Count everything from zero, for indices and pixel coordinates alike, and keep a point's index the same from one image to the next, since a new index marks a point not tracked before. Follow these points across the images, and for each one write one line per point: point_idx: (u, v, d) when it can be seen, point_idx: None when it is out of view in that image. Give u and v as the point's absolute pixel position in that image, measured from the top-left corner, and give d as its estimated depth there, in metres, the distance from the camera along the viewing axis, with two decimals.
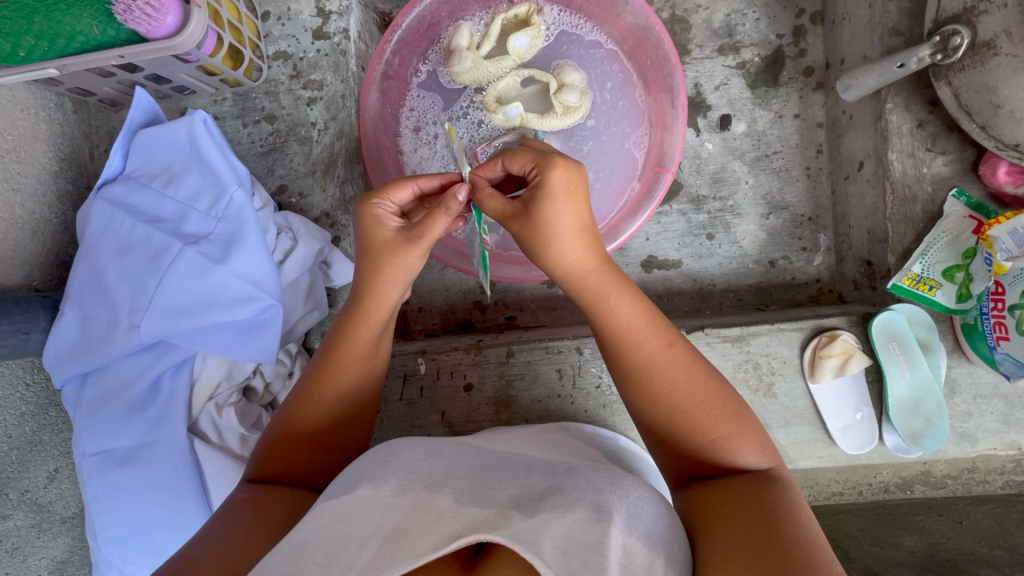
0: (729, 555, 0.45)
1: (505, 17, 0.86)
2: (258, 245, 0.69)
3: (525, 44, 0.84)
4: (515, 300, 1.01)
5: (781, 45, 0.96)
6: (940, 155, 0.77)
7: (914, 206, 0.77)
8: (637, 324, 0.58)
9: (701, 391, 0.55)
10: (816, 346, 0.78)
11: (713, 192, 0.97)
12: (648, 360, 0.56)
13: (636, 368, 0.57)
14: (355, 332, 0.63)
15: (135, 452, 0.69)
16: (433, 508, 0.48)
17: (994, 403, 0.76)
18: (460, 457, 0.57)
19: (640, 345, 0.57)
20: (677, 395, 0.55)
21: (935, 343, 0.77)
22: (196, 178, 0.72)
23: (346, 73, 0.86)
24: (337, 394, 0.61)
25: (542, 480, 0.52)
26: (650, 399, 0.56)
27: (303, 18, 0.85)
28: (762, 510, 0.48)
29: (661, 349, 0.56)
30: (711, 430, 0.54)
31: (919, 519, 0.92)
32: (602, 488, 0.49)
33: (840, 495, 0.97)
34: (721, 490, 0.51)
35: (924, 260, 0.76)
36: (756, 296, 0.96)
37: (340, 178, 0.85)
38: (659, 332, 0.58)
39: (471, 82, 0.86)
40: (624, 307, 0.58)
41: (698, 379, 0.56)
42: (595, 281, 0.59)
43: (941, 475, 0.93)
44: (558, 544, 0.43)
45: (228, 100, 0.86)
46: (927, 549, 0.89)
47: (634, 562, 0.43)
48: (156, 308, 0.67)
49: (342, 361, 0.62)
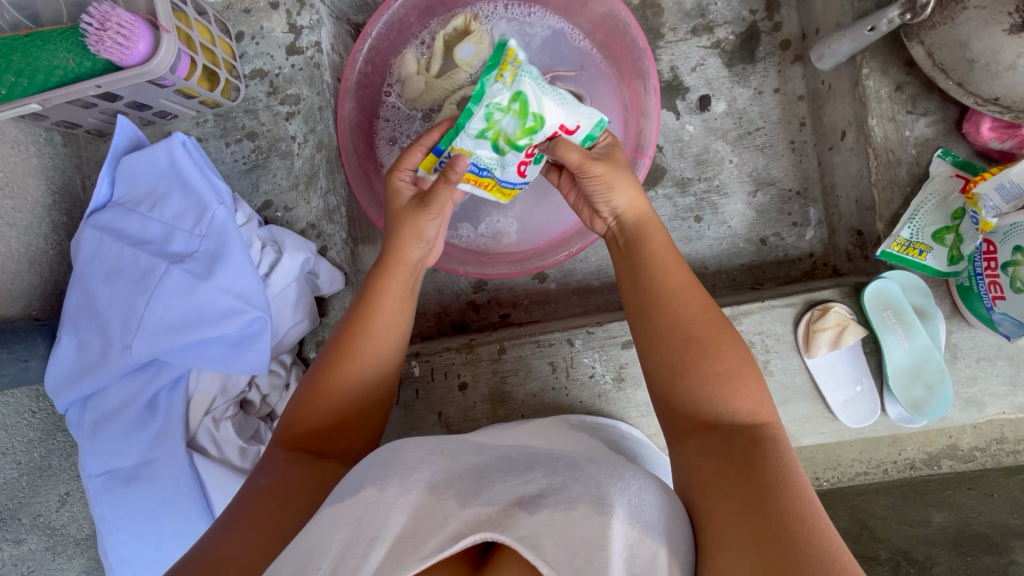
0: (728, 533, 0.45)
1: (446, 33, 0.85)
2: (242, 259, 0.70)
3: (471, 52, 0.84)
4: (508, 297, 1.01)
5: (755, 21, 0.95)
6: (921, 116, 0.75)
7: (899, 169, 0.75)
8: (656, 279, 0.62)
9: (727, 348, 0.57)
10: (809, 320, 0.76)
11: (698, 174, 0.96)
12: (661, 303, 0.61)
13: (659, 316, 0.60)
14: (381, 300, 0.67)
15: (138, 470, 0.71)
16: (439, 510, 0.47)
17: (999, 366, 0.75)
18: (463, 455, 0.58)
19: (664, 297, 0.61)
20: (681, 333, 0.58)
21: (932, 308, 0.74)
22: (179, 198, 0.73)
23: (321, 85, 0.87)
24: (358, 373, 0.63)
25: (544, 476, 0.51)
26: (653, 334, 0.60)
27: (276, 35, 0.87)
28: (755, 458, 0.49)
29: (679, 298, 0.61)
30: (714, 366, 0.55)
31: (948, 494, 0.94)
32: (602, 480, 0.48)
33: (865, 475, 1.02)
34: (717, 443, 0.52)
35: (912, 225, 0.74)
36: (748, 275, 0.95)
37: (322, 189, 0.86)
38: (692, 292, 0.61)
39: (429, 103, 0.86)
40: (655, 269, 0.63)
41: (713, 330, 0.58)
42: (636, 249, 0.66)
43: (969, 449, 0.99)
44: (561, 543, 0.43)
45: (209, 121, 0.88)
46: (957, 525, 0.87)
47: (637, 554, 0.43)
48: (146, 328, 0.68)
49: (375, 334, 0.65)
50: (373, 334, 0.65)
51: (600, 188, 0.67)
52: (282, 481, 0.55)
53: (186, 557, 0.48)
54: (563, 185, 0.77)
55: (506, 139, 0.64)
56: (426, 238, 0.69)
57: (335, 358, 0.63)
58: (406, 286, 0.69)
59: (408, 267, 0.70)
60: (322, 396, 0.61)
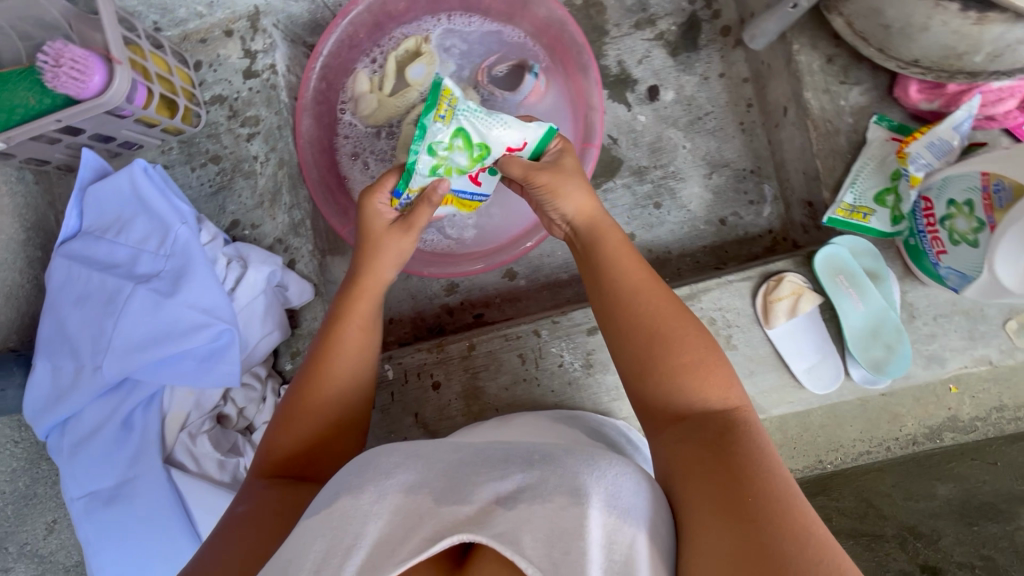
0: (703, 520, 0.46)
1: (396, 54, 0.90)
2: (205, 274, 0.73)
3: (421, 72, 0.89)
4: (480, 297, 1.03)
5: (694, 11, 0.98)
6: (854, 85, 0.77)
7: (838, 138, 0.77)
8: (621, 276, 0.63)
9: (696, 339, 0.57)
10: (766, 291, 0.78)
11: (653, 161, 0.98)
12: (621, 303, 0.61)
13: (622, 314, 0.61)
14: (350, 316, 0.68)
15: (119, 489, 0.72)
16: (416, 511, 0.49)
17: (956, 320, 0.76)
18: (439, 454, 0.56)
19: (627, 291, 0.61)
20: (644, 328, 0.59)
21: (883, 270, 0.76)
22: (143, 221, 0.76)
23: (278, 105, 0.90)
24: (331, 392, 0.64)
25: (522, 471, 0.51)
26: (616, 332, 0.61)
27: (233, 61, 0.90)
28: (720, 445, 0.50)
29: (639, 291, 0.61)
30: (680, 357, 0.56)
31: (951, 467, 0.88)
32: (579, 471, 0.49)
33: (868, 455, 0.89)
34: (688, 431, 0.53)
35: (854, 190, 0.76)
36: (711, 255, 0.97)
37: (287, 205, 0.89)
38: (654, 287, 0.62)
39: (384, 121, 0.91)
40: (614, 265, 0.64)
41: (679, 322, 0.58)
42: (592, 247, 0.66)
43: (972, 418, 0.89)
44: (540, 537, 0.44)
45: (174, 149, 0.91)
46: (962, 496, 0.88)
47: (617, 540, 0.44)
48: (115, 348, 0.70)
49: (342, 352, 0.65)
50: (341, 352, 0.65)
51: (546, 196, 0.67)
52: (261, 507, 0.56)
53: None
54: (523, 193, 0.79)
55: (458, 169, 0.67)
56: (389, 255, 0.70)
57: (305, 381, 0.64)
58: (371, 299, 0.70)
59: (373, 281, 0.70)
60: (300, 416, 0.62)
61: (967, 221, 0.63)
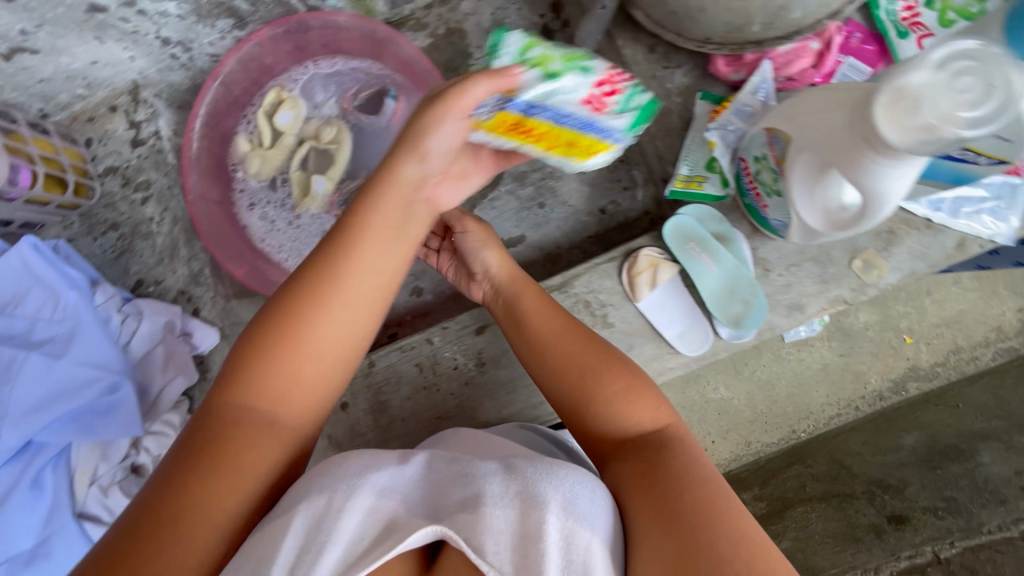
0: (652, 527, 0.54)
1: (263, 110, 0.97)
2: (97, 333, 0.79)
3: (289, 119, 0.97)
4: (392, 318, 1.07)
5: (546, 24, 1.05)
6: (677, 68, 0.84)
7: (671, 118, 0.83)
8: (541, 327, 0.70)
9: (619, 369, 0.66)
10: (628, 268, 0.82)
11: (531, 166, 1.04)
12: (545, 351, 0.69)
13: (550, 357, 0.68)
14: (324, 299, 0.57)
15: (36, 551, 0.74)
16: (394, 519, 0.53)
17: (807, 267, 0.80)
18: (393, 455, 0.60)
19: (548, 344, 0.69)
20: (571, 365, 0.67)
21: (729, 230, 0.81)
22: (37, 291, 0.80)
23: (166, 167, 0.97)
24: (267, 415, 0.57)
25: (489, 476, 0.56)
26: (545, 372, 0.68)
27: (120, 134, 0.97)
28: (654, 461, 0.59)
29: (559, 334, 0.69)
30: (609, 388, 0.64)
31: (918, 415, 1.09)
32: (541, 480, 0.54)
33: (840, 416, 1.12)
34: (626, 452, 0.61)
35: (688, 161, 0.81)
36: (597, 244, 1.02)
37: (185, 258, 0.95)
38: (571, 334, 0.69)
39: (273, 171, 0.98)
40: (534, 318, 0.71)
41: (599, 360, 0.66)
42: (513, 303, 0.73)
43: (932, 368, 1.11)
44: (508, 544, 0.50)
45: (75, 222, 0.97)
46: (927, 442, 1.05)
47: (574, 541, 0.50)
48: (13, 414, 0.73)
49: (278, 369, 0.57)
50: (286, 371, 0.57)
51: (476, 247, 0.77)
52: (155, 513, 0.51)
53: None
54: (443, 263, 0.84)
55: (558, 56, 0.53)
56: (425, 148, 0.55)
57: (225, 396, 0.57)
58: (374, 261, 0.58)
59: (380, 216, 0.57)
60: (217, 457, 0.54)
61: (769, 173, 0.69)
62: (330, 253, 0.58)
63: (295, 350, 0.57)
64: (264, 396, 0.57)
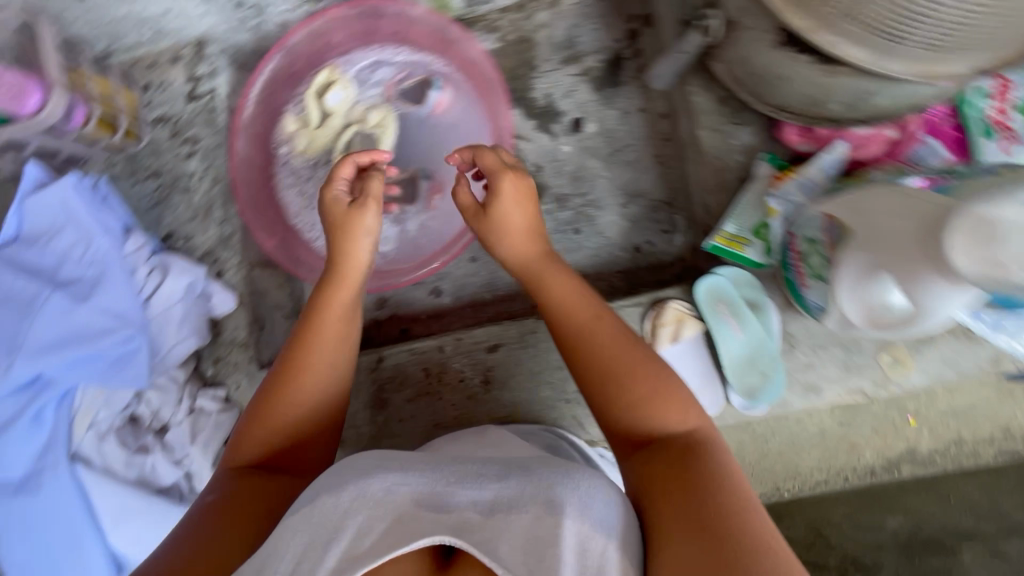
0: (680, 545, 0.51)
1: (312, 88, 0.97)
2: (124, 283, 0.80)
3: (339, 98, 0.97)
4: (408, 313, 1.07)
5: (619, 50, 1.04)
6: (744, 126, 0.82)
7: (727, 175, 0.82)
8: (571, 317, 0.67)
9: (641, 360, 0.63)
10: (651, 317, 0.81)
11: (575, 190, 1.04)
12: (585, 335, 0.65)
13: (584, 345, 0.65)
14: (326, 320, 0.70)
15: (25, 482, 0.76)
16: (413, 525, 0.53)
17: (832, 351, 0.79)
18: (412, 459, 0.62)
19: (598, 346, 0.64)
20: (603, 354, 0.63)
21: (762, 300, 0.80)
22: (71, 231, 0.81)
23: (218, 127, 0.97)
24: (307, 395, 0.68)
25: (516, 484, 0.57)
26: (580, 354, 0.65)
27: (177, 86, 0.97)
28: (687, 464, 0.57)
29: (590, 318, 0.66)
30: (636, 394, 0.61)
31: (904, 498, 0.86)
32: (554, 482, 0.56)
33: (826, 485, 0.84)
34: (663, 462, 0.58)
35: (734, 220, 0.79)
36: (624, 281, 1.01)
37: (218, 219, 0.95)
38: (625, 343, 0.64)
39: (318, 151, 0.98)
40: (555, 303, 0.68)
41: (609, 342, 0.64)
42: (535, 286, 0.70)
43: (929, 452, 0.83)
44: (517, 544, 0.52)
45: (119, 164, 0.97)
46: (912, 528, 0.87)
47: (589, 547, 0.51)
48: (27, 348, 0.74)
49: (303, 378, 0.68)
50: (297, 382, 0.68)
51: (492, 233, 0.73)
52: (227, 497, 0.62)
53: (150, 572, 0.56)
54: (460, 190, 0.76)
55: None
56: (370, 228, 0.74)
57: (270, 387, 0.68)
58: (337, 323, 0.71)
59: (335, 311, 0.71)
60: (289, 401, 0.67)
61: (820, 256, 0.67)
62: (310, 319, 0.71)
63: (309, 364, 0.68)
64: (274, 389, 0.68)
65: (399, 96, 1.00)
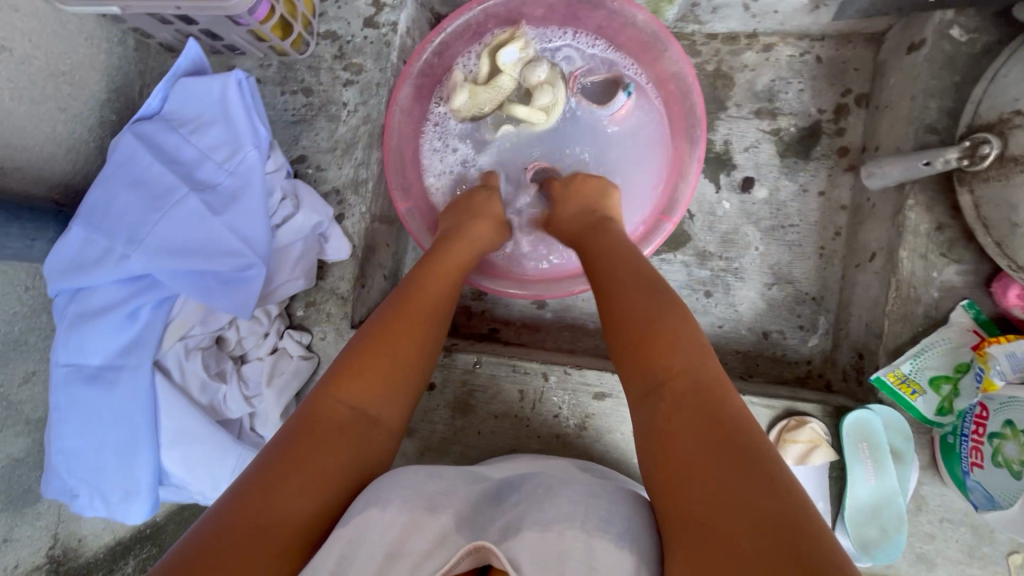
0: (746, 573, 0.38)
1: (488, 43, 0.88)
2: (257, 205, 0.74)
3: (513, 56, 0.86)
4: (502, 314, 1.00)
5: (820, 120, 0.93)
6: (953, 262, 0.74)
7: (915, 307, 0.74)
8: (649, 326, 0.56)
9: (713, 376, 0.51)
10: (782, 428, 0.76)
11: (721, 251, 0.95)
12: (651, 332, 0.55)
13: (648, 342, 0.55)
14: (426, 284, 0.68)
15: (102, 372, 0.73)
16: (437, 529, 0.47)
17: (960, 531, 0.71)
18: (457, 481, 0.57)
19: (668, 345, 0.54)
20: (674, 356, 0.53)
21: (908, 454, 0.72)
22: (219, 131, 0.76)
23: (385, 64, 0.89)
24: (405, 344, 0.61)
25: (522, 501, 0.52)
26: (647, 359, 0.54)
27: (358, 6, 0.89)
28: (758, 476, 0.43)
29: (663, 310, 0.56)
30: (695, 394, 0.50)
31: None
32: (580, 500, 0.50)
33: None
34: (715, 472, 0.44)
35: (915, 361, 0.72)
36: (741, 363, 0.93)
37: (356, 160, 0.87)
38: (690, 337, 0.54)
39: (474, 109, 0.90)
40: (627, 291, 0.60)
41: (691, 355, 0.52)
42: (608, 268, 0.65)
43: None
44: (538, 559, 0.43)
45: (273, 67, 0.90)
46: None
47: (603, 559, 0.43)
48: (149, 243, 0.71)
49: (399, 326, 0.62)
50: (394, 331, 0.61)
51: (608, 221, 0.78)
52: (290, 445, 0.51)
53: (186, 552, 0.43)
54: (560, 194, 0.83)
55: None
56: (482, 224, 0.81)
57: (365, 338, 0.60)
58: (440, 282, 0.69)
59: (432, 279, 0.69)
60: (380, 349, 0.59)
61: (1018, 449, 0.60)
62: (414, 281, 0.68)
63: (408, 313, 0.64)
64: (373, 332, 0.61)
65: (581, 91, 0.92)
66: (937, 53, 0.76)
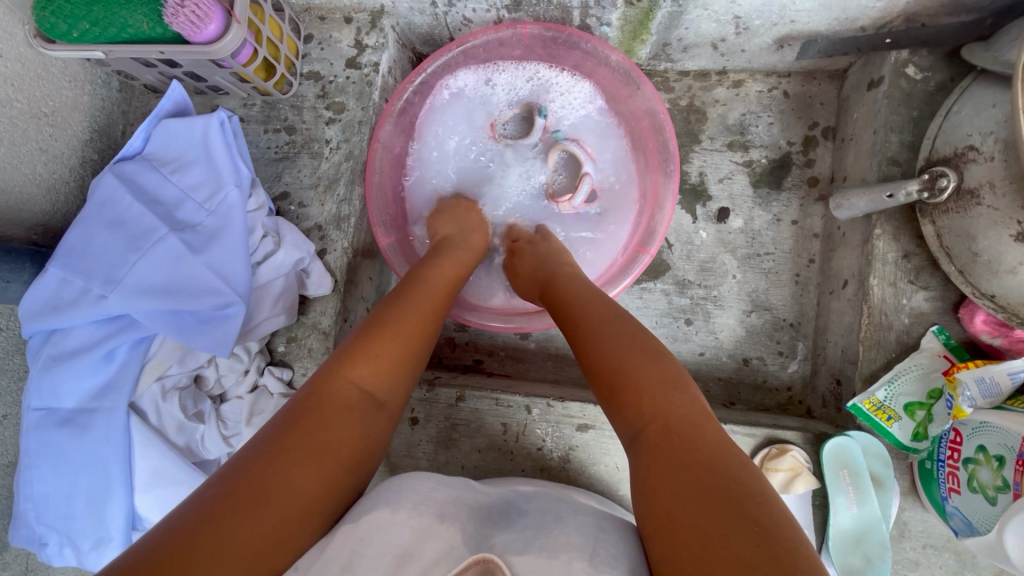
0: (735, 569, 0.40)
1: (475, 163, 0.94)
2: (237, 244, 0.75)
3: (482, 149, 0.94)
4: (486, 345, 1.00)
5: (790, 152, 0.96)
6: (922, 289, 0.76)
7: (888, 334, 0.76)
8: (629, 360, 0.56)
9: (678, 412, 0.51)
10: (764, 456, 0.77)
11: (699, 279, 0.96)
12: (622, 361, 0.56)
13: (613, 369, 0.56)
14: (426, 281, 0.69)
15: (76, 416, 0.72)
16: (442, 536, 0.48)
17: (944, 557, 0.71)
18: (463, 491, 0.60)
19: (630, 365, 0.56)
20: (635, 378, 0.54)
21: (889, 480, 0.73)
22: (201, 171, 0.77)
23: (368, 102, 0.90)
24: (408, 330, 0.61)
25: (530, 528, 0.54)
26: (614, 389, 0.55)
27: (341, 47, 0.91)
28: (727, 488, 0.45)
29: (639, 344, 0.58)
30: (657, 414, 0.51)
31: None
32: (561, 538, 0.50)
33: None
34: (696, 495, 0.45)
35: (888, 388, 0.74)
36: (723, 390, 0.94)
37: (338, 196, 0.88)
38: (650, 359, 0.56)
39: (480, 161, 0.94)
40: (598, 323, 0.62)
41: (665, 393, 0.53)
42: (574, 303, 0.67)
43: None
44: None
45: (256, 106, 0.92)
46: None
47: None
48: (127, 285, 0.71)
49: (402, 318, 0.62)
50: (396, 322, 0.61)
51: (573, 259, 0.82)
52: (286, 429, 0.50)
53: (176, 527, 0.42)
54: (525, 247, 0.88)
55: None
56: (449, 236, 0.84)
57: (366, 329, 0.60)
58: (439, 283, 0.70)
59: (431, 280, 0.70)
60: (382, 338, 0.59)
61: (991, 474, 0.60)
62: (413, 280, 0.69)
63: (402, 305, 0.63)
64: (375, 322, 0.60)
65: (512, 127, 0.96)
66: (895, 90, 0.80)
